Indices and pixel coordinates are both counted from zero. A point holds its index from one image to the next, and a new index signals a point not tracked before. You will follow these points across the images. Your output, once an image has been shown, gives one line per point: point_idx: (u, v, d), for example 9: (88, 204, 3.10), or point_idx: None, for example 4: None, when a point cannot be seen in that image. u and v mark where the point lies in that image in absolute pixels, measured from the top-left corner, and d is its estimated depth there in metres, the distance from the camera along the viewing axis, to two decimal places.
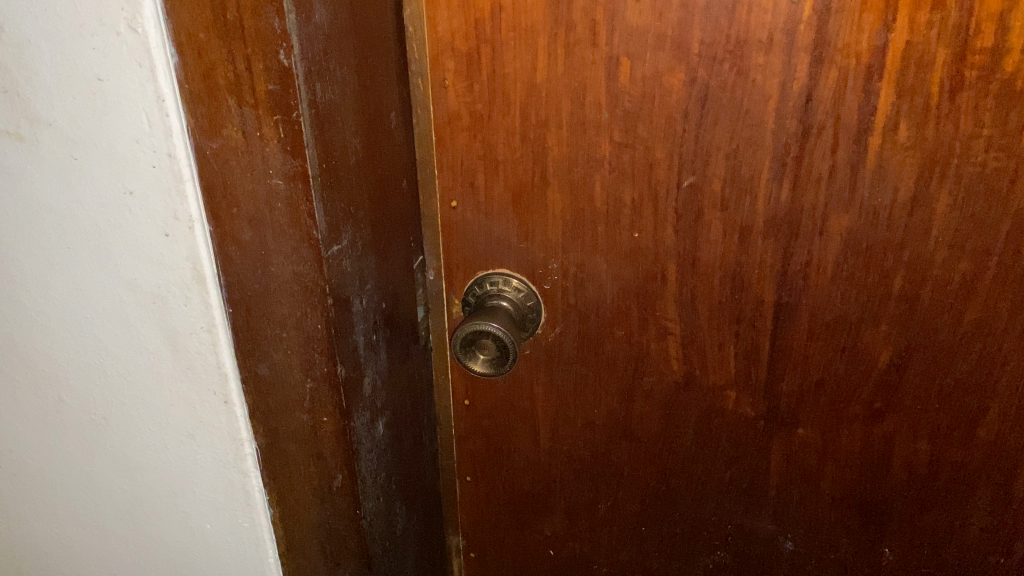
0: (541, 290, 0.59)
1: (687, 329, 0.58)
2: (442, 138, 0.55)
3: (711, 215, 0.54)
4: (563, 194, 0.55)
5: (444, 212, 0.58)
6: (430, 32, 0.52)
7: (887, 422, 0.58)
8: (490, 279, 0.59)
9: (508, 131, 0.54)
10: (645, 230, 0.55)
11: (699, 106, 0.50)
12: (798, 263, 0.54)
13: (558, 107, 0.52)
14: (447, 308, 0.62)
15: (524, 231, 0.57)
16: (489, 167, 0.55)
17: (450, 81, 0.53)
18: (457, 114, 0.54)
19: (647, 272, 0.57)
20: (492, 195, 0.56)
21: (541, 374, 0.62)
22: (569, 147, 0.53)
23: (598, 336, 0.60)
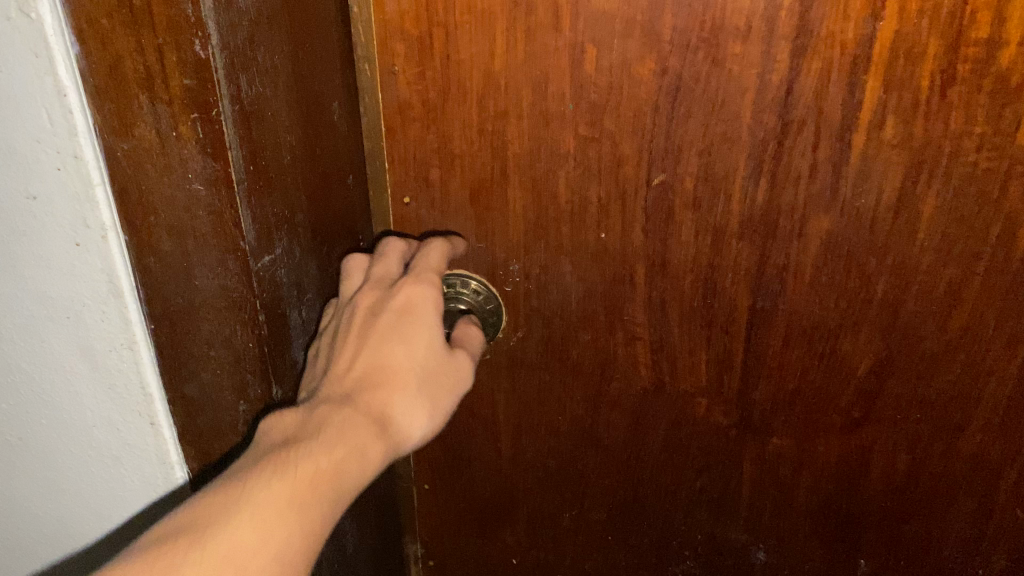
0: (501, 292, 0.55)
1: (657, 335, 0.54)
2: (392, 130, 0.51)
3: (682, 215, 0.50)
4: (525, 192, 0.51)
5: (396, 208, 0.54)
6: (378, 15, 0.47)
7: (866, 431, 0.55)
8: (448, 280, 0.55)
9: (463, 122, 0.49)
10: (612, 231, 0.51)
11: (671, 98, 0.46)
12: (774, 266, 0.50)
13: (518, 98, 0.48)
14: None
15: (483, 230, 0.53)
16: (444, 162, 0.51)
17: (401, 68, 0.48)
18: (408, 103, 0.49)
19: (615, 275, 0.53)
20: (448, 192, 0.52)
21: (502, 379, 0.59)
22: (530, 141, 0.49)
23: (563, 341, 0.56)
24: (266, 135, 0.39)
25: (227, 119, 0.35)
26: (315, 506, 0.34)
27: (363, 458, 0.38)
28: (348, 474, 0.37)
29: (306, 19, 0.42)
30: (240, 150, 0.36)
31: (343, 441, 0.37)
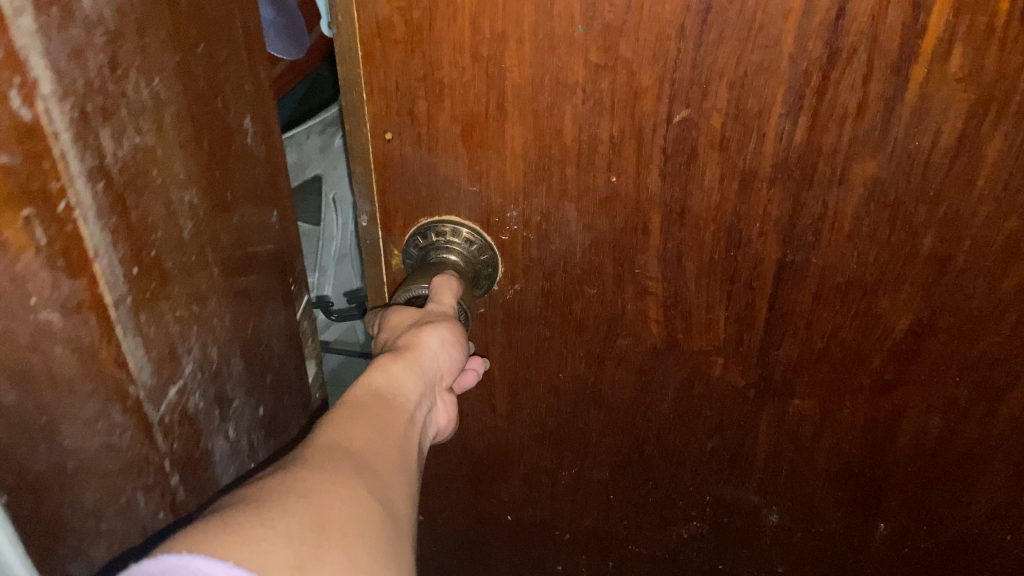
0: (498, 240, 0.49)
1: (671, 290, 0.49)
2: (370, 54, 0.43)
3: (707, 156, 0.43)
4: (525, 128, 0.44)
5: (377, 144, 0.47)
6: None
7: (898, 394, 0.50)
8: (436, 228, 0.49)
9: (453, 46, 0.42)
10: (624, 174, 0.45)
11: (699, 21, 0.39)
12: (809, 216, 0.44)
13: (518, 18, 0.41)
14: (384, 261, 0.51)
15: (477, 172, 0.46)
16: (432, 92, 0.44)
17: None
18: (389, 23, 0.42)
19: (627, 222, 0.47)
20: (436, 127, 0.45)
21: (498, 334, 0.53)
22: (531, 69, 0.42)
23: (566, 294, 0.50)
24: (150, 218, 0.34)
25: (85, 213, 0.29)
26: (380, 415, 0.36)
27: (404, 379, 0.40)
28: (392, 388, 0.39)
29: (206, 57, 0.38)
30: (118, 256, 0.31)
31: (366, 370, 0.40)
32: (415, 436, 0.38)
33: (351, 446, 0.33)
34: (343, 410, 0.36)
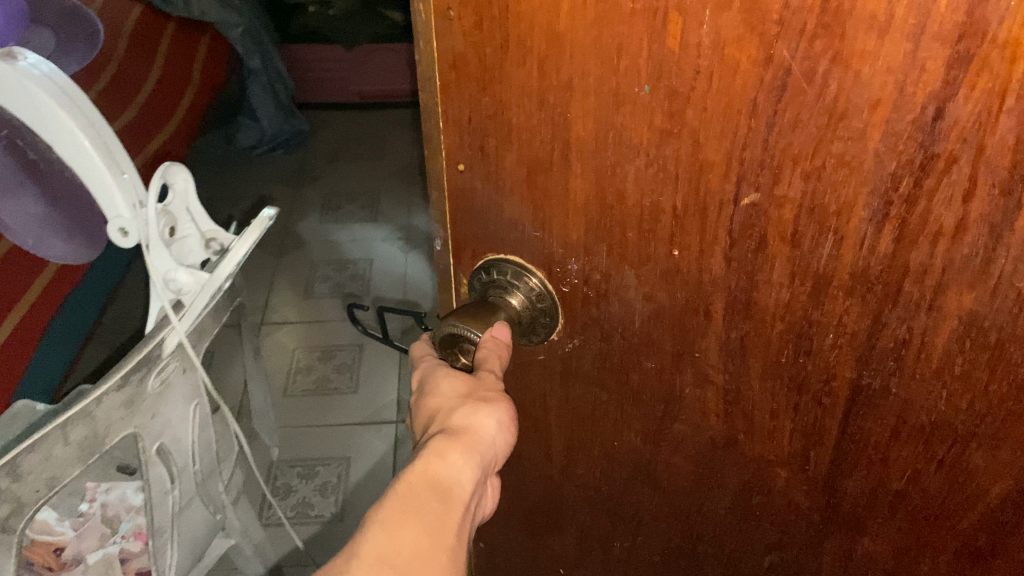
0: (557, 290, 0.47)
1: (731, 384, 0.44)
2: (447, 85, 0.43)
3: (776, 248, 0.38)
4: (587, 182, 0.41)
5: (451, 177, 0.47)
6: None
7: (990, 568, 0.42)
8: (500, 267, 0.48)
9: (521, 89, 0.40)
10: (687, 250, 0.41)
11: (773, 100, 0.34)
12: (889, 338, 0.37)
13: (583, 69, 0.38)
14: (455, 285, 0.53)
15: (541, 219, 0.45)
16: (501, 132, 0.43)
17: (457, 13, 0.40)
18: (464, 56, 0.41)
19: (688, 302, 0.43)
20: (504, 167, 0.44)
21: (555, 386, 0.51)
22: (595, 123, 0.39)
23: (623, 362, 0.47)
24: None
25: None
26: (429, 512, 0.40)
27: (457, 466, 0.43)
28: (448, 479, 0.42)
29: None
30: None
31: (424, 454, 0.43)
32: (466, 525, 0.42)
33: (401, 558, 0.38)
34: (394, 512, 0.39)
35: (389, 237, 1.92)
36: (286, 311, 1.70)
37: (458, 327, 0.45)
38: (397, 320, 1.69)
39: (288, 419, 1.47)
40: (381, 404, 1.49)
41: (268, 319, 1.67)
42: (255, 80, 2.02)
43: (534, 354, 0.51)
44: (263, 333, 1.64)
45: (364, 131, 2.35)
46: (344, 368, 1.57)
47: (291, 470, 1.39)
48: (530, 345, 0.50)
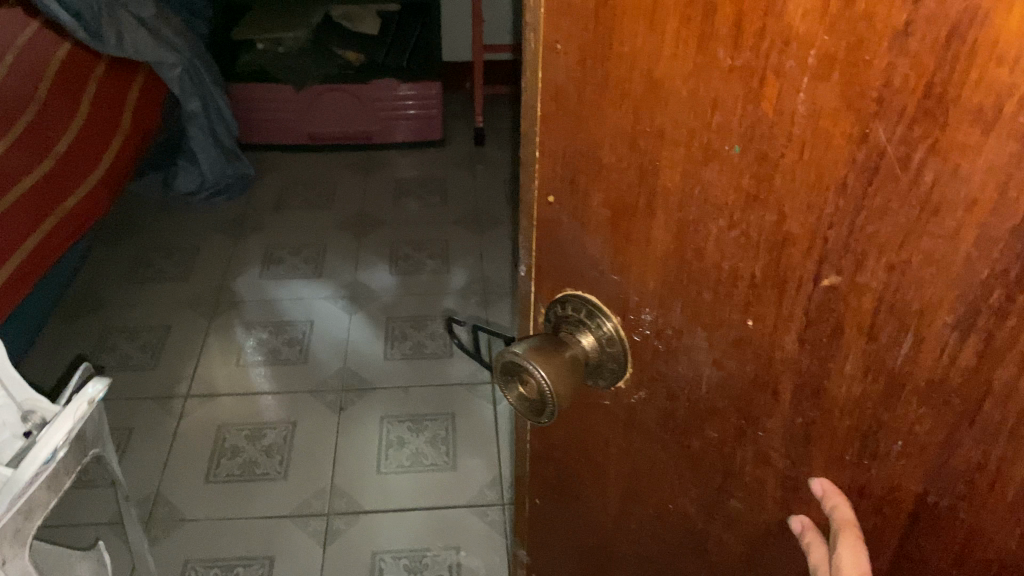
0: (629, 338, 0.45)
1: (792, 470, 0.41)
2: (544, 117, 0.42)
3: (853, 339, 0.35)
4: (667, 233, 0.39)
5: (540, 206, 0.46)
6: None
7: None
8: (573, 303, 0.46)
9: (615, 131, 0.38)
10: (762, 321, 0.38)
11: (863, 183, 0.31)
12: (963, 459, 0.34)
13: (677, 119, 0.35)
14: (532, 314, 0.51)
15: (619, 262, 0.43)
16: (592, 170, 0.41)
17: (563, 46, 0.38)
18: (564, 89, 0.40)
19: (756, 377, 0.40)
20: (589, 207, 0.42)
21: (617, 436, 0.50)
22: (682, 175, 0.37)
23: (686, 426, 0.45)
24: None
25: None
26: None
27: None
28: None
29: None
30: None
31: None
32: None
33: None
34: None
35: (329, 299, 1.73)
36: (216, 381, 1.53)
37: (520, 358, 0.44)
38: (333, 392, 1.51)
39: (205, 511, 1.31)
40: (311, 493, 1.33)
41: (192, 393, 1.50)
42: (193, 122, 1.94)
43: (600, 399, 0.49)
44: (181, 412, 1.46)
45: (310, 175, 2.18)
46: (274, 452, 1.40)
47: (208, 570, 1.22)
48: (598, 388, 0.48)
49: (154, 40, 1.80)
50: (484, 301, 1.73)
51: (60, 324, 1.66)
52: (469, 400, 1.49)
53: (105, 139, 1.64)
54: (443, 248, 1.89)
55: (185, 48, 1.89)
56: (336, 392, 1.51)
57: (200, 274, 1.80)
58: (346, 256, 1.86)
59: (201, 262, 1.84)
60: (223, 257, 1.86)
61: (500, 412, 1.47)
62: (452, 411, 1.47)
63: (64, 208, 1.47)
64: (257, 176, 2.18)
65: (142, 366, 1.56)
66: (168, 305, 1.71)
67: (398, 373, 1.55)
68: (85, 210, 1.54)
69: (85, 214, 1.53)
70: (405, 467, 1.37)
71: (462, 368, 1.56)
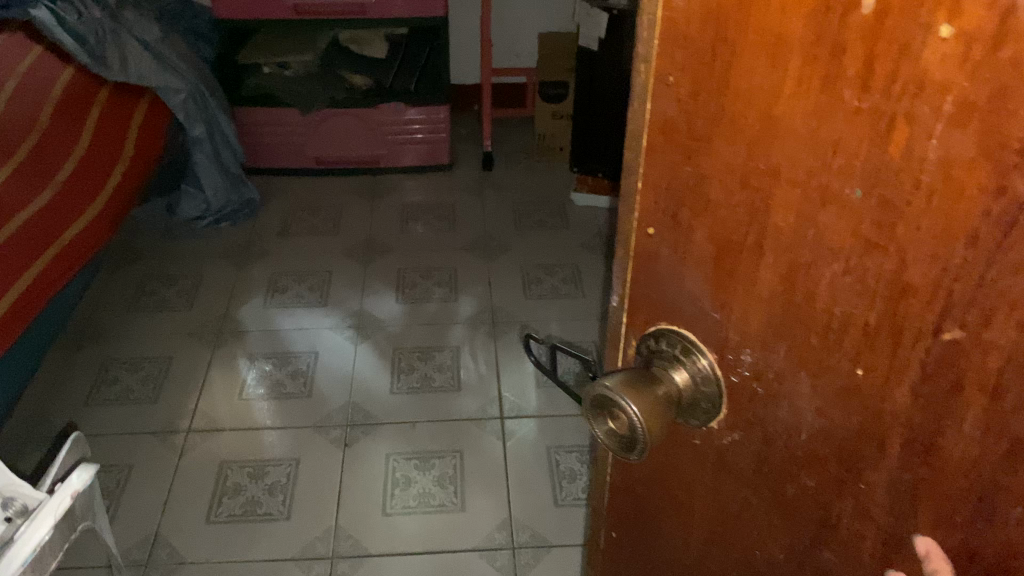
0: (726, 378, 0.42)
1: (893, 528, 0.37)
2: (650, 147, 0.39)
3: (972, 394, 0.31)
4: (775, 275, 0.36)
5: (639, 238, 0.43)
6: (664, 7, 0.35)
7: None
8: (669, 337, 0.44)
9: (726, 165, 0.36)
10: (871, 370, 0.34)
11: (998, 235, 0.27)
12: None
13: (795, 160, 0.33)
14: (623, 344, 0.49)
15: (721, 299, 0.40)
16: (697, 204, 0.38)
17: (676, 79, 0.36)
18: (673, 122, 0.37)
19: (862, 427, 0.36)
20: (691, 241, 0.40)
21: (706, 475, 0.47)
22: (796, 218, 0.34)
23: (781, 473, 0.42)
24: None
25: None
26: None
27: None
28: None
29: None
30: None
31: None
32: None
33: None
34: None
35: (333, 329, 1.69)
36: (218, 415, 1.49)
37: (611, 391, 0.41)
38: (338, 428, 1.47)
39: (207, 553, 1.26)
40: (314, 535, 1.29)
41: (194, 427, 1.47)
42: (198, 148, 1.92)
43: (689, 437, 0.47)
44: (182, 448, 1.43)
45: (317, 200, 2.15)
46: (276, 490, 1.36)
47: None
48: (688, 425, 0.46)
49: (159, 64, 1.79)
50: (493, 332, 1.69)
51: (62, 354, 1.62)
52: (478, 435, 1.45)
53: (108, 166, 1.61)
54: (451, 275, 1.86)
55: (191, 72, 1.87)
56: (341, 427, 1.47)
57: (204, 303, 1.77)
58: (352, 284, 1.83)
59: (206, 289, 1.81)
60: (226, 279, 1.85)
61: (508, 450, 1.42)
62: (459, 447, 1.43)
63: (58, 242, 1.42)
64: (262, 201, 2.14)
65: (141, 400, 1.53)
66: (169, 336, 1.67)
67: (405, 408, 1.51)
68: (82, 243, 1.49)
69: (82, 248, 1.49)
70: (412, 508, 1.33)
71: (470, 403, 1.52)
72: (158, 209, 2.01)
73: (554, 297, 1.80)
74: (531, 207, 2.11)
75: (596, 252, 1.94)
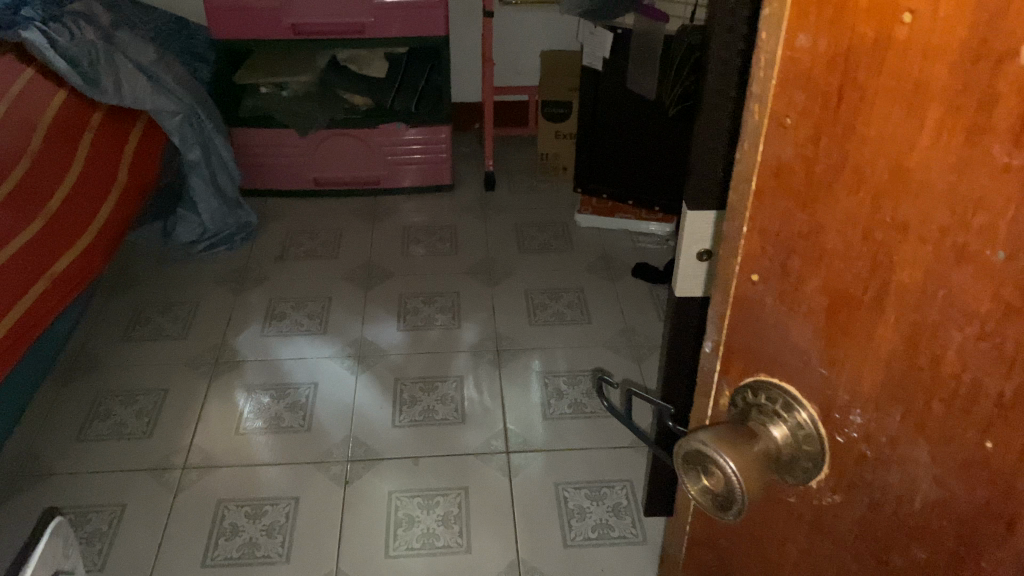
0: (831, 441, 0.41)
1: None
2: (762, 191, 0.39)
3: None
4: (896, 336, 0.35)
5: (741, 285, 0.42)
6: (786, 47, 0.35)
7: None
8: (768, 392, 0.43)
9: (845, 216, 0.35)
10: (1002, 446, 0.33)
11: None
12: None
13: (930, 214, 0.32)
14: (715, 393, 0.48)
15: (832, 357, 0.39)
16: (810, 255, 0.37)
17: (794, 120, 0.35)
18: (791, 165, 0.36)
19: (986, 501, 0.35)
20: (802, 289, 0.39)
21: (802, 533, 0.46)
22: (923, 274, 0.33)
23: (887, 537, 0.41)
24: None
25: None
26: None
27: None
28: None
29: None
30: None
31: None
32: None
33: None
34: None
35: (333, 359, 1.65)
36: (214, 451, 1.45)
37: (705, 447, 0.41)
38: (338, 464, 1.42)
39: None
40: None
41: (189, 463, 1.42)
42: (194, 171, 1.86)
43: (785, 494, 0.45)
44: (177, 485, 1.38)
45: (315, 223, 2.09)
46: (275, 531, 1.31)
47: None
48: (787, 483, 0.44)
49: (156, 88, 1.75)
50: (496, 361, 1.65)
51: (54, 387, 1.57)
52: (483, 471, 1.40)
53: (104, 190, 1.57)
54: (454, 301, 1.82)
55: (188, 96, 1.82)
56: (342, 462, 1.42)
57: (201, 330, 1.72)
58: (352, 310, 1.78)
59: (203, 316, 1.76)
60: (224, 305, 1.79)
61: (515, 487, 1.38)
62: (465, 484, 1.38)
63: (52, 271, 1.38)
64: (260, 224, 2.09)
65: (135, 435, 1.48)
66: (165, 366, 1.63)
67: (408, 442, 1.46)
68: (76, 271, 1.45)
69: (77, 276, 1.45)
70: (415, 550, 1.28)
71: (475, 437, 1.47)
72: (153, 234, 1.96)
73: (560, 323, 1.75)
74: (535, 229, 2.07)
75: (602, 275, 1.90)
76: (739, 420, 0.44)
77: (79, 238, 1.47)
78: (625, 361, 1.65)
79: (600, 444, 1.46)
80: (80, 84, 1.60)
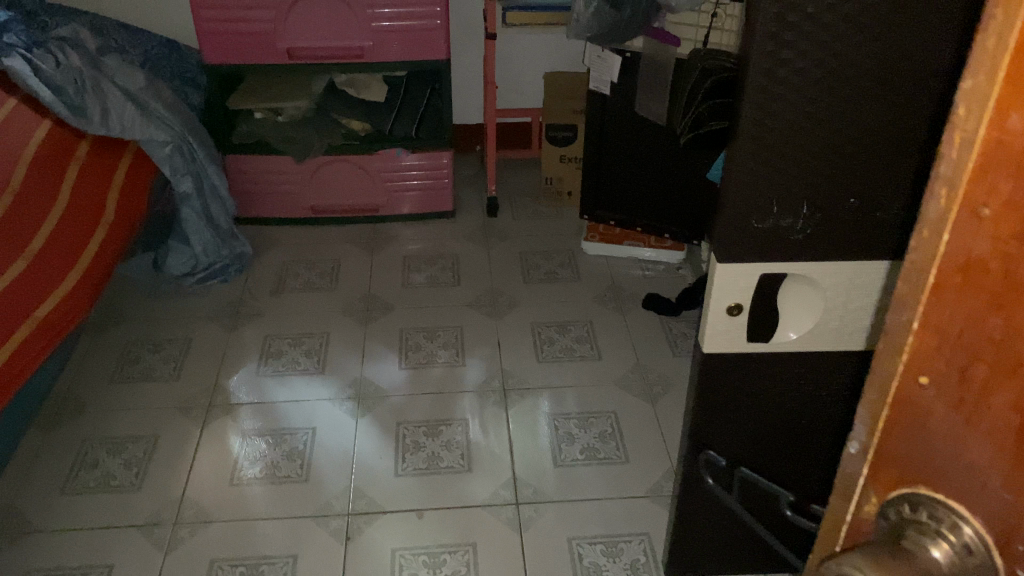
0: (1006, 569, 0.35)
1: None
2: (940, 286, 0.34)
3: None
4: None
5: (906, 385, 0.37)
6: (990, 130, 0.31)
7: None
8: (929, 507, 0.37)
9: None
10: None
11: None
12: None
13: None
14: (856, 500, 0.42)
15: (1017, 475, 0.34)
16: (999, 363, 0.33)
17: (994, 213, 0.31)
18: (984, 261, 0.32)
19: None
20: (985, 401, 0.34)
21: None
22: None
23: None
24: None
25: None
26: None
27: None
28: None
29: None
30: None
31: None
32: None
33: None
34: None
35: (332, 400, 1.57)
36: (208, 504, 1.37)
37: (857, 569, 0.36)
38: (338, 517, 1.34)
39: None
40: None
41: (182, 519, 1.34)
42: (187, 204, 1.79)
43: None
44: (169, 544, 1.30)
45: (312, 251, 2.02)
46: None
47: None
48: None
49: (145, 116, 1.67)
50: (503, 401, 1.57)
51: (38, 435, 1.49)
52: (491, 525, 1.33)
53: (89, 227, 1.50)
54: (457, 337, 1.74)
55: (179, 125, 1.75)
56: (342, 516, 1.34)
57: (193, 371, 1.64)
58: (351, 347, 1.71)
59: (195, 355, 1.68)
60: (217, 343, 1.72)
61: (526, 542, 1.30)
62: (472, 540, 1.30)
63: (36, 316, 1.30)
64: (254, 254, 2.01)
65: (124, 487, 1.40)
66: (154, 411, 1.55)
67: (411, 493, 1.38)
68: (64, 317, 1.37)
69: (64, 322, 1.37)
70: None
71: (482, 486, 1.40)
72: (144, 266, 1.89)
73: (568, 359, 1.68)
74: (540, 258, 2.00)
75: (612, 307, 1.83)
76: (891, 537, 0.38)
77: (65, 280, 1.39)
78: (638, 401, 1.57)
79: (614, 493, 1.39)
80: (67, 114, 1.53)
